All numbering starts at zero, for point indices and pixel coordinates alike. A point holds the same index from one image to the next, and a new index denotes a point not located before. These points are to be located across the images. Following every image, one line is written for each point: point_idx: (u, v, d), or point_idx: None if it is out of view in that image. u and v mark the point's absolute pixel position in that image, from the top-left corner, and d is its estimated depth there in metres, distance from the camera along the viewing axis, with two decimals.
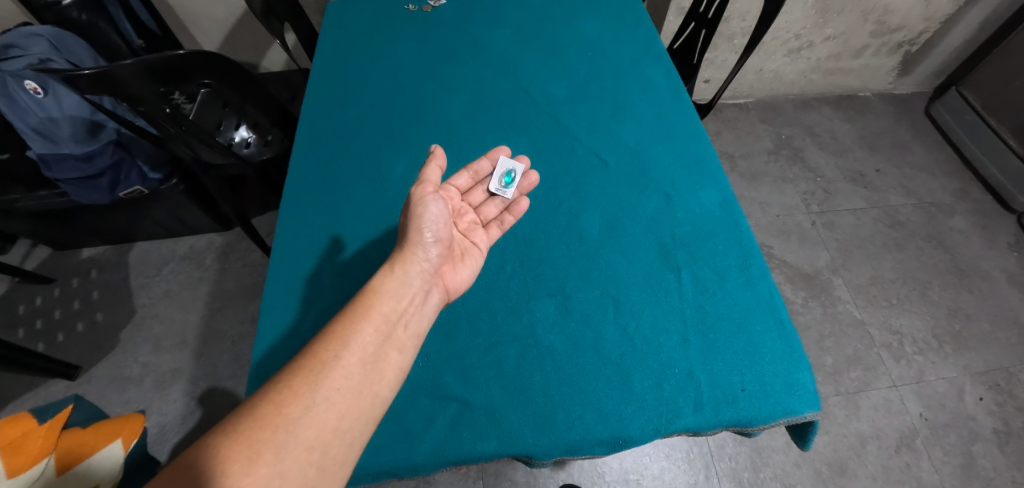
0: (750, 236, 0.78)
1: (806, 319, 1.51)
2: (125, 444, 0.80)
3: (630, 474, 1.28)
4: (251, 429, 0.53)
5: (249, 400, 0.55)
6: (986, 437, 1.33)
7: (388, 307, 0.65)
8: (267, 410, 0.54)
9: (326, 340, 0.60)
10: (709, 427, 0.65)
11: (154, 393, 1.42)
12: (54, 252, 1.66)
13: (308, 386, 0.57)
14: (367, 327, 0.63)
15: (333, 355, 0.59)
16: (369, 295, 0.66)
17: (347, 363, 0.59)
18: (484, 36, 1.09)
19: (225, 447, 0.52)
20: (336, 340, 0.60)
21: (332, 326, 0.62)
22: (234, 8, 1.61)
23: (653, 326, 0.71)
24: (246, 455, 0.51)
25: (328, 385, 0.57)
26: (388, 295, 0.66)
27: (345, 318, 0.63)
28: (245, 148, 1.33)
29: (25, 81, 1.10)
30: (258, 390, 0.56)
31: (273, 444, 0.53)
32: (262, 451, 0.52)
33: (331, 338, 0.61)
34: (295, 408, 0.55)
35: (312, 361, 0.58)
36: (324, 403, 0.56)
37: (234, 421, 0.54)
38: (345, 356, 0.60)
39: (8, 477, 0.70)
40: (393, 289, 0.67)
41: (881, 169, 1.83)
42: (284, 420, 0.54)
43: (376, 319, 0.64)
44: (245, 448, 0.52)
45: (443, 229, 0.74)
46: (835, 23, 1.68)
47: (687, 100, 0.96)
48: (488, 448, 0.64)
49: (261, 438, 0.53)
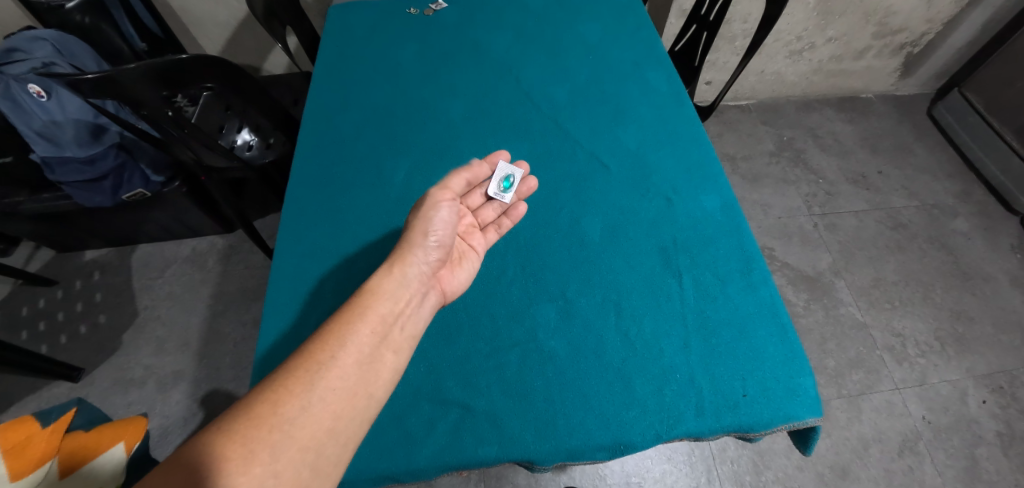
0: (751, 241, 0.78)
1: (808, 321, 1.51)
2: (126, 447, 0.81)
3: (632, 476, 1.28)
4: (247, 429, 0.53)
5: (245, 399, 0.55)
6: (989, 440, 1.33)
7: (385, 308, 0.65)
8: (263, 409, 0.54)
9: (323, 339, 0.60)
10: (711, 433, 0.65)
11: (156, 396, 1.43)
12: (57, 254, 1.67)
13: (304, 385, 0.57)
14: (363, 327, 0.63)
15: (329, 355, 0.59)
16: (366, 295, 0.66)
17: (342, 364, 0.59)
18: (484, 40, 1.09)
19: (220, 446, 0.51)
20: (332, 340, 0.60)
21: (328, 326, 0.62)
22: (236, 11, 1.61)
23: (654, 331, 0.71)
24: (242, 454, 0.51)
25: (323, 385, 0.57)
26: (385, 295, 0.66)
27: (341, 318, 0.63)
28: (247, 151, 1.34)
29: (29, 85, 1.11)
30: (253, 388, 0.56)
31: (268, 443, 0.53)
32: (257, 450, 0.52)
33: (327, 338, 0.61)
34: (290, 408, 0.55)
35: (308, 361, 0.58)
36: (319, 402, 0.56)
37: (230, 420, 0.54)
38: (340, 357, 0.60)
39: (11, 480, 0.70)
40: (390, 290, 0.67)
41: (883, 170, 1.83)
42: (279, 420, 0.54)
43: (372, 319, 0.64)
44: (240, 447, 0.52)
45: (441, 230, 0.74)
46: (837, 25, 1.68)
47: (688, 103, 0.96)
48: (489, 453, 0.64)
49: (257, 438, 0.53)
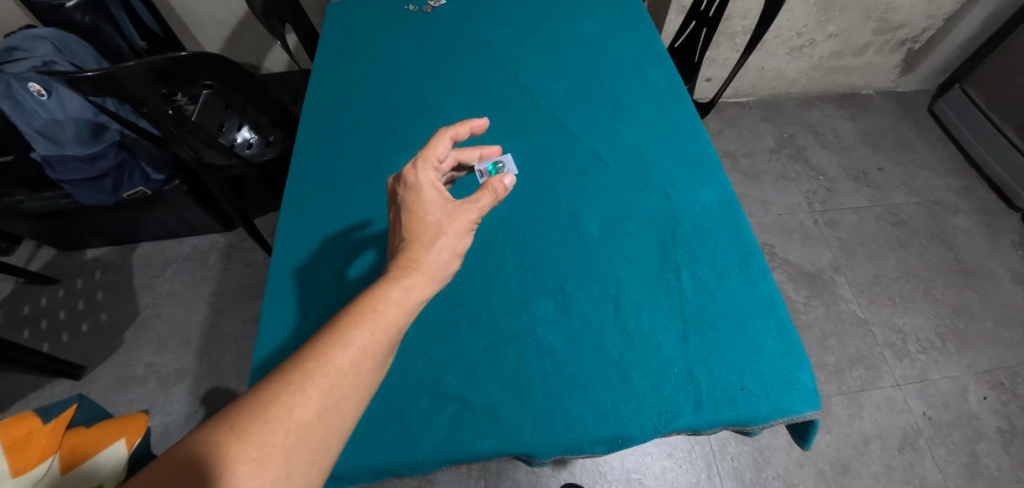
0: (750, 235, 0.78)
1: (808, 318, 1.51)
2: (127, 444, 0.80)
3: (632, 473, 1.28)
4: (260, 432, 0.48)
5: (256, 398, 0.50)
6: (990, 436, 1.33)
7: (401, 319, 0.58)
8: (277, 411, 0.49)
9: (339, 340, 0.54)
10: (709, 426, 0.65)
11: (158, 393, 1.43)
12: (59, 253, 1.67)
13: (322, 391, 0.51)
14: (378, 333, 0.56)
15: (348, 362, 0.53)
16: (384, 294, 0.58)
17: (359, 370, 0.54)
18: (484, 37, 1.09)
19: (231, 446, 0.47)
20: (348, 345, 0.54)
21: (340, 326, 0.55)
22: (235, 9, 1.61)
23: (653, 325, 0.71)
24: (255, 456, 0.47)
25: (338, 392, 0.52)
26: (402, 306, 0.58)
27: (353, 319, 0.56)
28: (247, 149, 1.35)
29: (28, 83, 1.11)
30: (263, 386, 0.51)
31: (282, 447, 0.48)
32: (272, 454, 0.48)
33: (345, 339, 0.54)
34: (306, 412, 0.50)
35: (322, 366, 0.52)
36: (333, 409, 0.52)
37: (245, 420, 0.48)
38: (357, 364, 0.54)
39: (13, 476, 0.73)
40: (407, 297, 0.59)
41: (884, 167, 1.82)
42: (296, 425, 0.49)
43: (388, 327, 0.57)
44: (255, 451, 0.47)
45: (455, 242, 0.65)
46: (837, 21, 1.67)
47: (687, 99, 0.96)
48: (487, 447, 0.64)
49: (273, 442, 0.48)
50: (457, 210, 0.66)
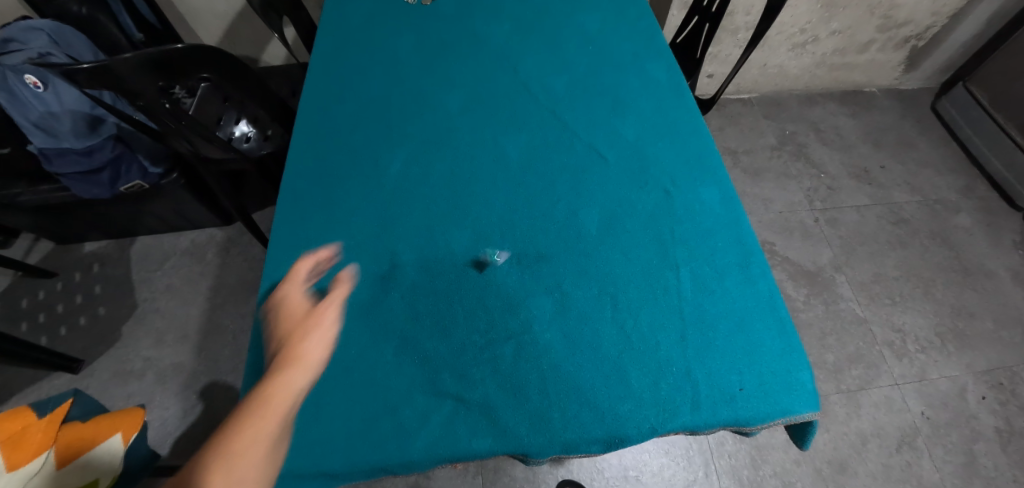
0: (750, 234, 0.77)
1: (807, 316, 1.51)
2: (124, 438, 0.83)
3: (630, 470, 1.29)
4: None
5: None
6: (988, 436, 1.33)
7: (286, 406, 0.66)
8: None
9: (232, 435, 0.62)
10: (708, 426, 0.65)
11: (156, 387, 1.43)
12: (57, 246, 1.66)
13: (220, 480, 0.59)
14: (264, 423, 0.64)
15: (240, 452, 0.62)
16: (270, 388, 0.66)
17: (248, 459, 0.62)
18: (483, 30, 1.08)
19: None
20: (238, 436, 0.62)
21: (234, 421, 0.63)
22: (234, 1, 1.60)
23: (651, 324, 0.70)
24: None
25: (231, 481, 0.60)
26: (287, 393, 0.67)
27: (242, 416, 0.64)
28: (245, 143, 1.34)
29: (24, 75, 1.10)
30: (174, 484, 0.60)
31: None
32: None
33: (236, 432, 0.63)
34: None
35: (218, 455, 0.61)
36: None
37: None
38: (246, 453, 0.62)
39: (7, 470, 0.74)
40: (289, 385, 0.67)
41: (886, 165, 1.81)
42: None
43: (276, 415, 0.65)
44: None
45: (320, 339, 0.71)
46: (841, 17, 1.66)
47: (688, 95, 0.95)
48: (483, 446, 0.63)
49: None
50: (320, 313, 0.73)
